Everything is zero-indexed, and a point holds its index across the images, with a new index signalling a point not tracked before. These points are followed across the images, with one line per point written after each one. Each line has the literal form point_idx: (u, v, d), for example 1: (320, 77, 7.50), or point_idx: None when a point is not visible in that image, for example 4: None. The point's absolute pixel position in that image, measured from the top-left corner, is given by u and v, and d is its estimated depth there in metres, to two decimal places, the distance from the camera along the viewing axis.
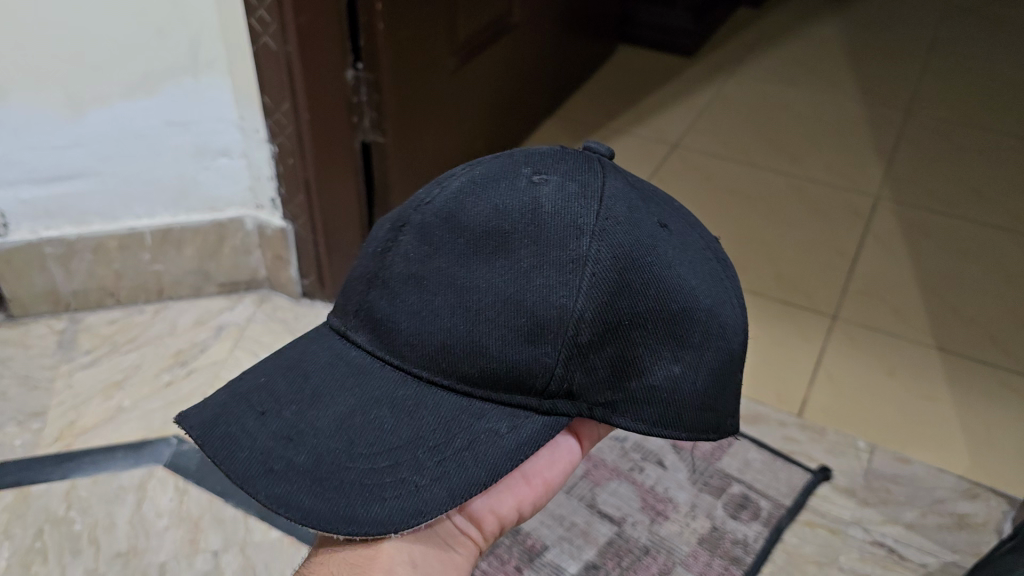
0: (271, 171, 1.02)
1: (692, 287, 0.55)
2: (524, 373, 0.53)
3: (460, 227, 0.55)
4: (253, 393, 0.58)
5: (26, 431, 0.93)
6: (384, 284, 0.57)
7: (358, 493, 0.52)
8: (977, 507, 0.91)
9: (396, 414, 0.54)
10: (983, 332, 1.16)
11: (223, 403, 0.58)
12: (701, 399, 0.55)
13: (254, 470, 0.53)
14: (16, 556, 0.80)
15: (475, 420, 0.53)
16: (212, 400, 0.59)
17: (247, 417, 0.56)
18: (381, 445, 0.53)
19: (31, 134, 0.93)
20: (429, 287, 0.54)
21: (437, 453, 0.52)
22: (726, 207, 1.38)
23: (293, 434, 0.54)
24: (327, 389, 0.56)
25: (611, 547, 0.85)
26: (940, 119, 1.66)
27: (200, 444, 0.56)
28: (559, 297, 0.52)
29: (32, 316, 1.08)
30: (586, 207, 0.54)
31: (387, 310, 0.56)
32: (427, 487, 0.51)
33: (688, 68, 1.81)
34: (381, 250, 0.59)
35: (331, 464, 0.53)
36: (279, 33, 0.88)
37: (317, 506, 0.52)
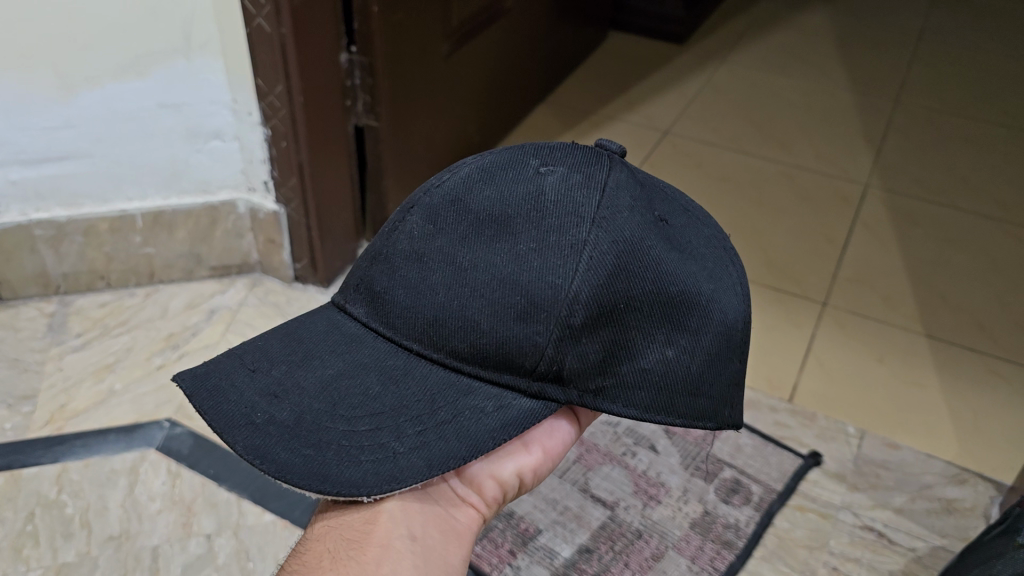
0: (264, 154, 1.01)
1: (690, 277, 0.55)
2: (515, 353, 0.52)
3: (464, 209, 0.55)
4: (248, 352, 0.58)
5: (16, 415, 0.92)
6: (385, 259, 0.57)
7: (335, 452, 0.51)
8: (965, 492, 0.92)
9: (384, 382, 0.53)
10: (971, 320, 1.17)
11: (217, 359, 0.58)
12: (692, 386, 0.55)
13: (237, 419, 0.53)
14: (8, 539, 0.80)
15: (462, 396, 0.52)
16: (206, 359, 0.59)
17: (237, 372, 0.56)
18: (367, 412, 0.52)
19: (22, 115, 0.92)
20: (429, 265, 0.54)
21: (418, 422, 0.52)
22: (716, 195, 1.39)
23: (279, 392, 0.54)
24: (318, 353, 0.56)
25: (604, 531, 0.85)
26: (928, 108, 1.67)
27: (188, 395, 0.55)
28: (556, 279, 0.52)
29: (20, 299, 1.07)
30: (588, 197, 0.54)
31: (387, 285, 0.56)
32: (405, 455, 0.51)
33: (679, 55, 1.81)
34: (387, 231, 0.58)
35: (313, 421, 0.53)
36: (273, 16, 0.87)
37: (293, 460, 0.51)
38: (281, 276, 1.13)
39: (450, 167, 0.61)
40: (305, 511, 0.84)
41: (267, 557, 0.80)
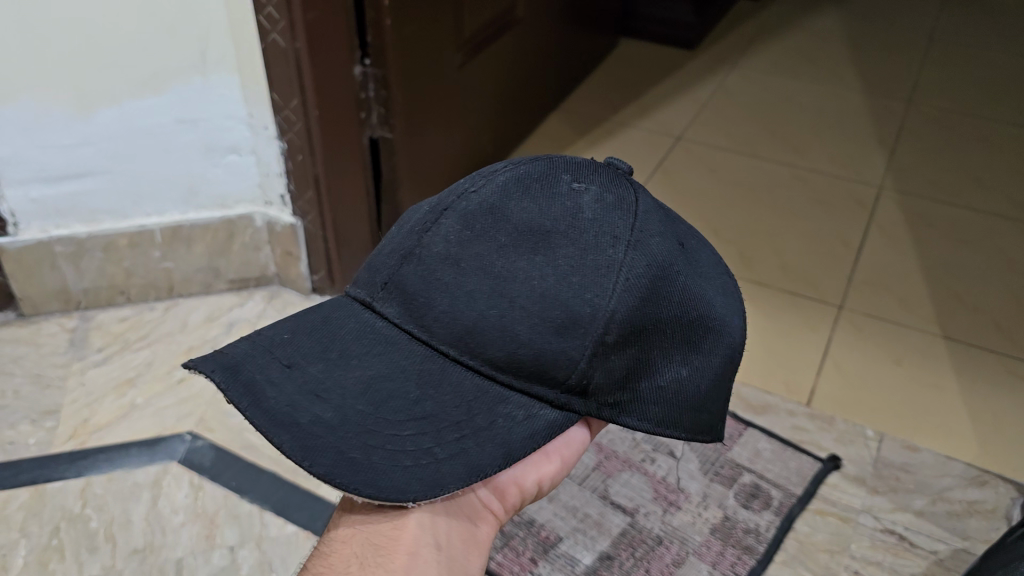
0: (281, 168, 1.02)
1: (709, 300, 0.57)
2: (547, 364, 0.52)
3: (502, 219, 0.54)
4: (278, 347, 0.56)
5: (40, 430, 0.93)
6: (417, 261, 0.55)
7: (381, 455, 0.51)
8: (986, 494, 0.92)
9: (423, 387, 0.53)
10: (988, 321, 1.16)
11: (243, 353, 0.55)
12: (703, 404, 0.56)
13: (280, 417, 0.51)
14: (34, 553, 0.81)
15: (495, 404, 0.53)
16: (227, 349, 0.56)
17: (272, 367, 0.54)
18: (410, 416, 0.52)
19: (42, 133, 0.93)
20: (466, 272, 0.53)
21: (458, 429, 0.52)
22: (730, 201, 1.39)
23: (320, 391, 0.53)
24: (356, 351, 0.54)
25: (625, 538, 0.85)
26: (941, 109, 1.66)
27: (222, 391, 0.52)
28: (593, 297, 0.52)
29: (42, 315, 1.08)
30: (622, 219, 0.55)
31: (420, 288, 0.54)
32: (446, 462, 0.51)
33: (690, 60, 1.81)
34: (415, 230, 0.57)
35: (358, 423, 0.51)
36: (287, 31, 0.88)
37: (340, 460, 0.50)
38: (298, 288, 1.14)
39: (477, 173, 0.60)
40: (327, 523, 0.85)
41: (289, 568, 0.81)
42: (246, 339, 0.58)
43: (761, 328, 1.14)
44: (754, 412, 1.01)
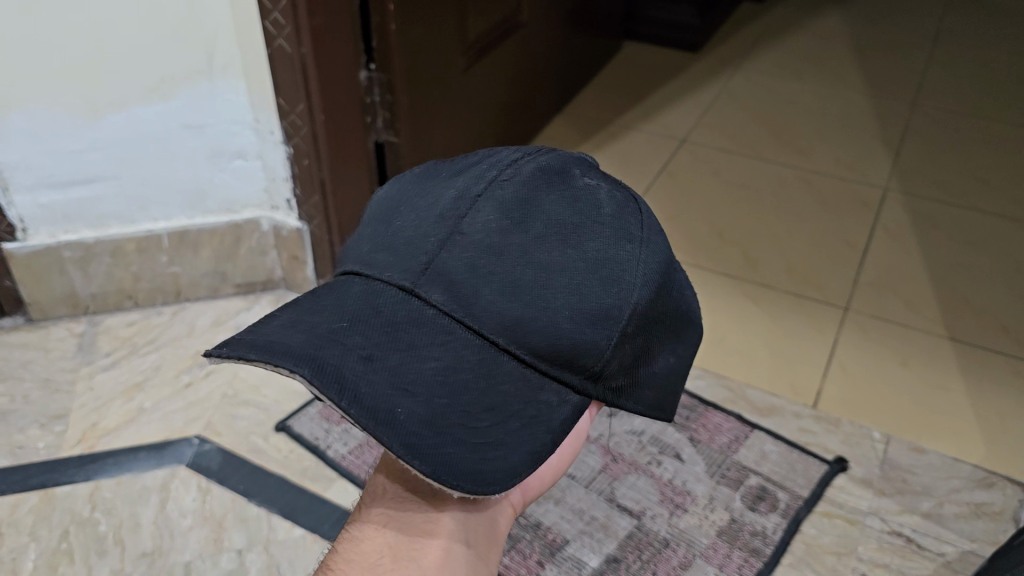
0: (287, 172, 1.02)
1: (687, 293, 0.61)
2: (585, 355, 0.52)
3: (539, 210, 0.53)
4: (340, 335, 0.49)
5: (49, 434, 0.94)
6: (458, 247, 0.51)
7: (471, 448, 0.48)
8: (993, 496, 0.92)
9: (486, 376, 0.50)
10: (995, 322, 1.16)
11: (309, 342, 0.48)
12: (675, 386, 0.61)
13: (379, 413, 0.46)
14: (43, 557, 0.81)
15: (536, 391, 0.51)
16: (276, 340, 0.48)
17: (349, 359, 0.48)
18: (484, 407, 0.49)
19: (50, 139, 0.94)
20: (513, 262, 0.51)
21: (520, 418, 0.50)
22: (735, 203, 1.39)
23: (406, 383, 0.48)
24: (421, 339, 0.49)
25: (632, 540, 0.85)
26: (946, 110, 1.66)
27: (319, 390, 0.46)
28: (626, 291, 0.53)
29: (50, 319, 1.09)
30: (633, 216, 0.57)
31: (467, 276, 0.50)
32: (517, 451, 0.49)
33: (694, 63, 1.81)
34: (444, 215, 0.52)
35: (447, 417, 0.48)
36: (293, 36, 0.88)
37: (440, 457, 0.47)
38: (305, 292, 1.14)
39: (484, 161, 0.57)
40: (334, 526, 0.85)
41: (297, 571, 0.81)
42: (284, 326, 0.50)
43: (766, 330, 1.14)
44: (760, 414, 1.01)
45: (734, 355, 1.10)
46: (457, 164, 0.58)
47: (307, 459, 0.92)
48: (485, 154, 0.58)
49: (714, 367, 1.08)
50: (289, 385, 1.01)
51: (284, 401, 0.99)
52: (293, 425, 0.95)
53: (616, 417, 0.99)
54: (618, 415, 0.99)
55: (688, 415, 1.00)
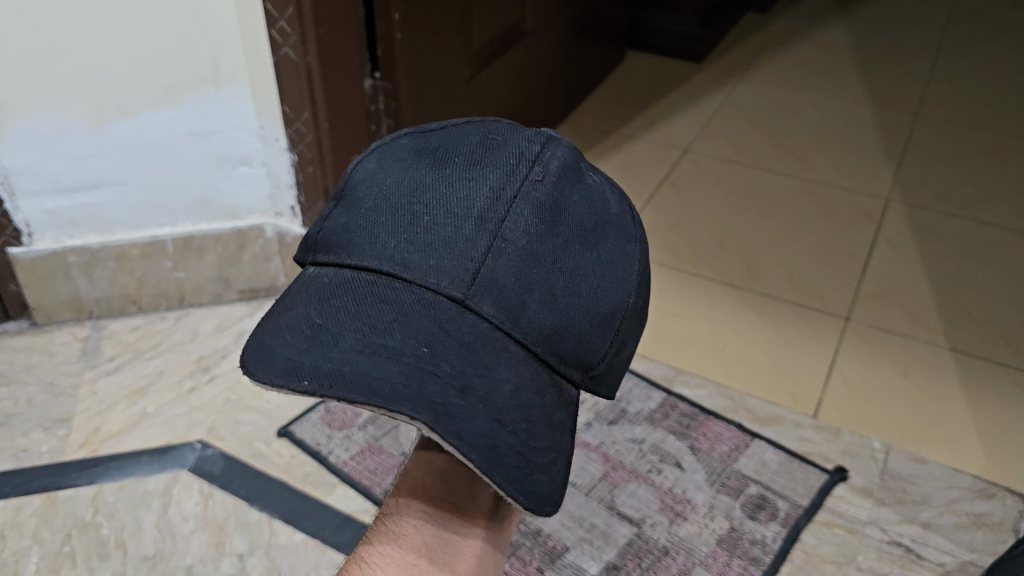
0: (291, 179, 1.04)
1: None
2: (599, 355, 0.55)
3: (566, 213, 0.54)
4: (426, 362, 0.49)
5: (52, 437, 0.94)
6: (503, 255, 0.51)
7: (541, 471, 0.51)
8: (992, 506, 0.92)
9: (537, 390, 0.51)
10: (996, 333, 1.16)
11: (410, 379, 0.48)
12: None
13: (485, 451, 0.49)
14: (46, 560, 0.82)
15: (566, 398, 0.53)
16: (370, 377, 0.48)
17: (449, 395, 0.48)
18: (543, 424, 0.51)
19: (57, 144, 0.94)
20: (549, 269, 0.52)
21: (564, 430, 0.53)
22: (738, 213, 1.39)
23: (497, 415, 0.49)
24: (486, 357, 0.50)
25: (631, 548, 0.86)
26: (948, 122, 1.67)
27: (445, 438, 0.48)
28: (632, 289, 0.56)
29: (55, 324, 1.09)
30: (624, 209, 0.60)
31: (513, 285, 0.51)
32: (563, 463, 0.52)
33: (697, 73, 1.82)
34: (483, 216, 0.52)
35: (524, 442, 0.50)
36: (299, 45, 0.90)
37: (525, 485, 0.50)
38: None
39: (496, 147, 0.55)
40: (335, 531, 0.85)
41: None
42: (358, 352, 0.49)
43: (767, 339, 1.14)
44: (761, 423, 1.01)
45: (735, 365, 1.10)
46: (462, 144, 0.55)
47: (309, 465, 0.92)
48: (488, 134, 0.56)
49: (715, 377, 1.08)
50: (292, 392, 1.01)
51: (287, 407, 0.99)
52: (295, 431, 0.96)
53: (616, 425, 0.99)
54: (618, 423, 1.00)
55: (688, 423, 1.00)
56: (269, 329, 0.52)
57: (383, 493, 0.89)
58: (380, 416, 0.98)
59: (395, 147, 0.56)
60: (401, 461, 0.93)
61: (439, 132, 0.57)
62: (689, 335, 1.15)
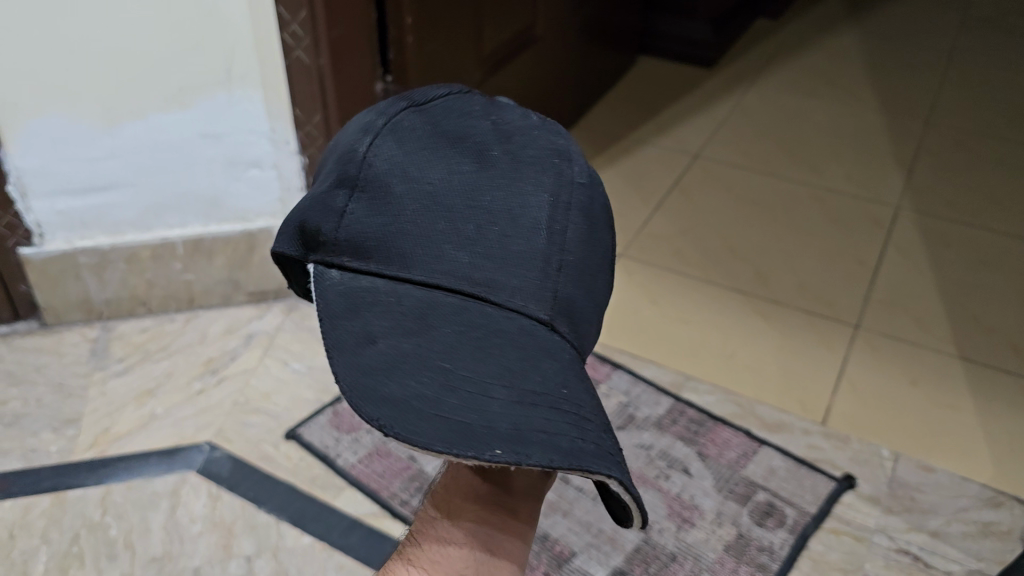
0: (302, 181, 1.04)
1: None
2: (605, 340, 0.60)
3: (597, 213, 0.58)
4: (573, 403, 0.49)
5: (61, 438, 0.94)
6: (568, 269, 0.54)
7: None
8: (1001, 515, 0.92)
9: None
10: (1005, 341, 1.16)
11: (583, 439, 0.49)
12: None
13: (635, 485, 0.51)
14: (54, 560, 0.82)
15: None
16: (555, 438, 0.48)
17: (605, 436, 0.50)
18: None
19: (69, 145, 0.95)
20: (593, 275, 0.56)
21: None
22: (747, 218, 1.39)
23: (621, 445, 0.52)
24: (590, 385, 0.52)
25: (639, 553, 0.86)
26: (958, 129, 1.67)
27: (633, 491, 0.49)
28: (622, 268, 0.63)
29: (65, 324, 1.09)
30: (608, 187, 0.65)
31: (576, 298, 0.54)
32: None
33: (707, 78, 1.82)
34: (547, 228, 0.54)
35: None
36: (311, 47, 0.93)
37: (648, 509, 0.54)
38: None
39: (524, 142, 0.57)
40: (343, 534, 0.85)
41: None
42: (518, 403, 0.48)
43: (776, 346, 1.14)
44: (769, 430, 1.01)
45: (743, 371, 1.10)
46: (487, 136, 0.56)
47: (317, 468, 0.92)
48: (502, 124, 0.57)
49: (724, 383, 1.08)
50: (300, 395, 1.01)
51: (295, 410, 0.99)
52: (303, 434, 0.96)
53: (624, 431, 0.99)
54: (626, 429, 1.00)
55: (696, 429, 1.00)
56: (369, 367, 0.49)
57: (391, 497, 0.89)
58: None
59: (412, 133, 0.55)
60: (409, 465, 0.93)
61: (448, 116, 0.57)
62: (698, 341, 1.14)
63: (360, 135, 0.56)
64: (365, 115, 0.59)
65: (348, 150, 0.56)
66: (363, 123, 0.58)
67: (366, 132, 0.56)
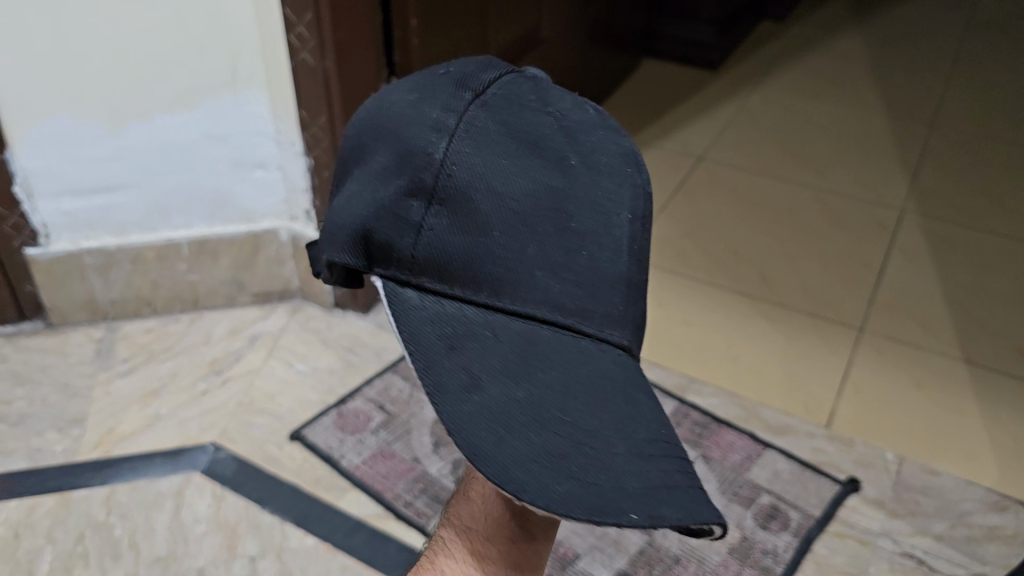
0: (306, 183, 1.04)
1: None
2: None
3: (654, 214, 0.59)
4: (673, 446, 0.50)
5: (66, 438, 0.95)
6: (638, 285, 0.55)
7: None
8: (1006, 520, 0.92)
9: None
10: (1011, 345, 1.16)
11: (684, 476, 0.49)
12: None
13: None
14: (59, 559, 0.82)
15: None
16: (676, 492, 0.48)
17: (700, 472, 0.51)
18: None
19: (75, 146, 0.95)
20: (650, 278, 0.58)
21: None
22: (752, 221, 1.39)
23: None
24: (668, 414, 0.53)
25: (642, 556, 0.86)
26: (964, 133, 1.66)
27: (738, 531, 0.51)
28: None
29: (70, 325, 1.10)
30: None
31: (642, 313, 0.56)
32: None
33: (712, 81, 1.82)
34: (627, 245, 0.54)
35: None
36: (317, 49, 0.91)
37: None
38: (321, 302, 1.14)
39: (594, 144, 0.54)
40: (347, 535, 0.85)
41: None
42: (636, 456, 0.48)
43: (780, 349, 1.14)
44: (773, 432, 1.01)
45: (747, 375, 1.10)
46: (559, 137, 0.54)
47: (321, 469, 0.92)
48: (570, 123, 0.55)
49: (728, 386, 1.08)
50: (304, 396, 1.01)
51: (299, 411, 0.99)
52: (308, 435, 0.96)
53: None
54: None
55: (700, 432, 1.00)
56: (478, 420, 0.48)
57: (395, 498, 0.89)
58: (392, 420, 0.98)
59: (488, 137, 0.52)
60: (413, 466, 0.93)
61: (513, 112, 0.54)
62: (702, 343, 1.14)
63: (430, 133, 0.52)
64: (419, 95, 0.54)
65: (416, 154, 0.52)
66: (419, 114, 0.53)
67: (437, 129, 0.52)
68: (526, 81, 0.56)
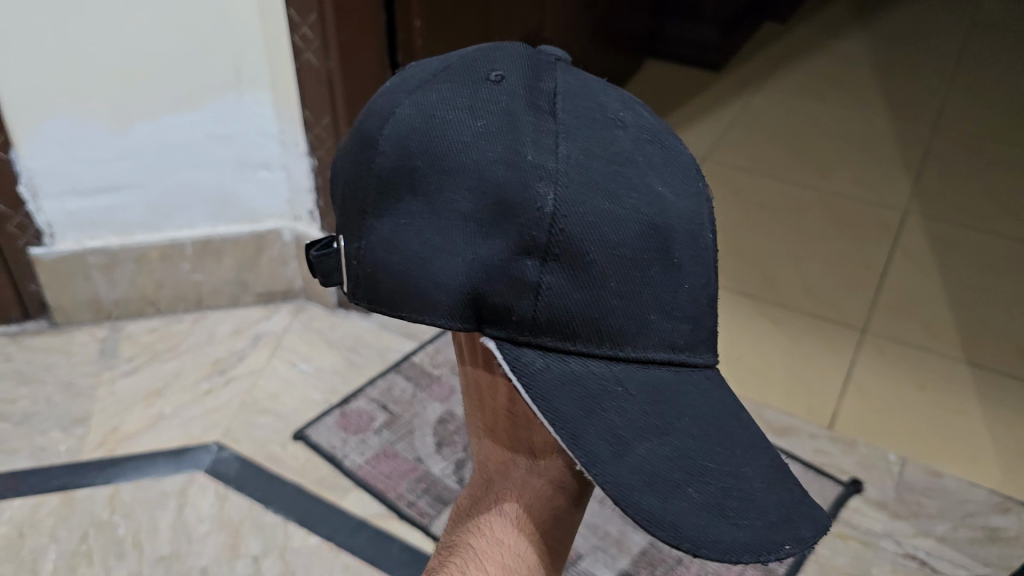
0: (310, 183, 1.04)
1: None
2: None
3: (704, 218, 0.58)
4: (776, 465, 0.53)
5: (70, 437, 0.95)
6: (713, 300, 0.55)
7: None
8: (1009, 521, 0.92)
9: None
10: (1013, 346, 1.16)
11: (788, 498, 0.52)
12: None
13: None
14: (63, 558, 0.82)
15: None
16: (795, 513, 0.52)
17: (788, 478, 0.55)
18: None
19: (78, 146, 0.95)
20: None
21: None
22: (754, 222, 1.39)
23: None
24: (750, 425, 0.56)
25: (645, 556, 0.86)
26: (968, 134, 1.66)
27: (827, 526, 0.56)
28: None
29: (74, 324, 1.10)
30: None
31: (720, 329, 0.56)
32: None
33: (715, 82, 1.82)
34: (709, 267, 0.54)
35: None
36: (321, 50, 0.92)
37: None
38: (324, 302, 1.14)
39: (662, 158, 0.53)
40: (350, 535, 0.85)
41: None
42: (763, 484, 0.51)
43: (783, 350, 1.14)
44: (776, 433, 1.01)
45: (750, 376, 1.10)
46: (640, 160, 0.51)
47: (324, 469, 0.93)
48: (640, 140, 0.52)
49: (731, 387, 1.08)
50: (308, 396, 1.01)
51: (303, 411, 0.99)
52: (311, 435, 0.96)
53: None
54: None
55: None
56: (639, 481, 0.47)
57: (398, 497, 0.90)
58: (395, 420, 0.99)
59: (591, 178, 0.48)
60: (416, 466, 0.93)
61: (599, 142, 0.50)
62: None
63: (532, 180, 0.47)
64: (495, 130, 0.49)
65: (523, 203, 0.47)
66: (509, 149, 0.48)
67: (539, 175, 0.48)
68: (579, 90, 0.53)
